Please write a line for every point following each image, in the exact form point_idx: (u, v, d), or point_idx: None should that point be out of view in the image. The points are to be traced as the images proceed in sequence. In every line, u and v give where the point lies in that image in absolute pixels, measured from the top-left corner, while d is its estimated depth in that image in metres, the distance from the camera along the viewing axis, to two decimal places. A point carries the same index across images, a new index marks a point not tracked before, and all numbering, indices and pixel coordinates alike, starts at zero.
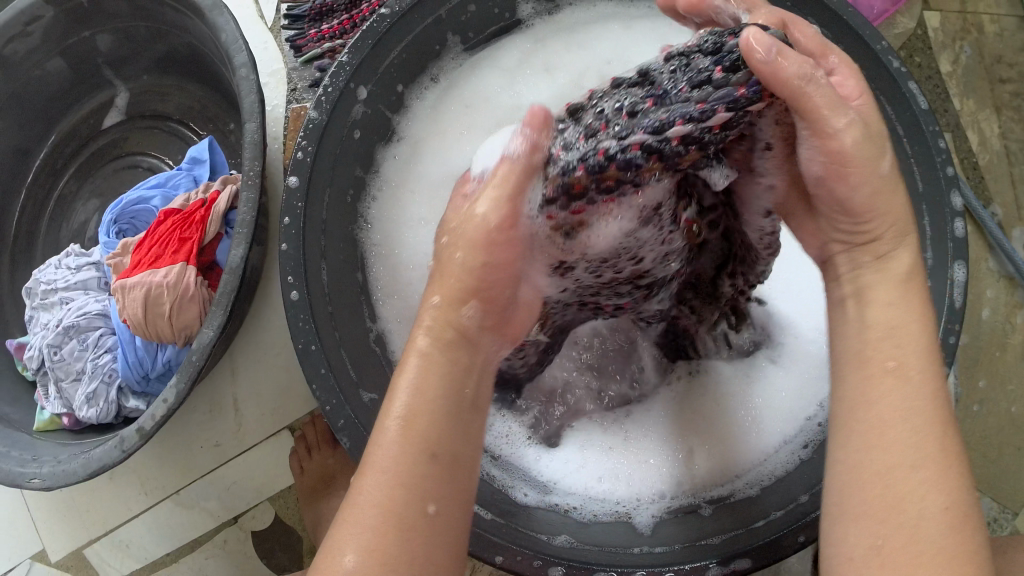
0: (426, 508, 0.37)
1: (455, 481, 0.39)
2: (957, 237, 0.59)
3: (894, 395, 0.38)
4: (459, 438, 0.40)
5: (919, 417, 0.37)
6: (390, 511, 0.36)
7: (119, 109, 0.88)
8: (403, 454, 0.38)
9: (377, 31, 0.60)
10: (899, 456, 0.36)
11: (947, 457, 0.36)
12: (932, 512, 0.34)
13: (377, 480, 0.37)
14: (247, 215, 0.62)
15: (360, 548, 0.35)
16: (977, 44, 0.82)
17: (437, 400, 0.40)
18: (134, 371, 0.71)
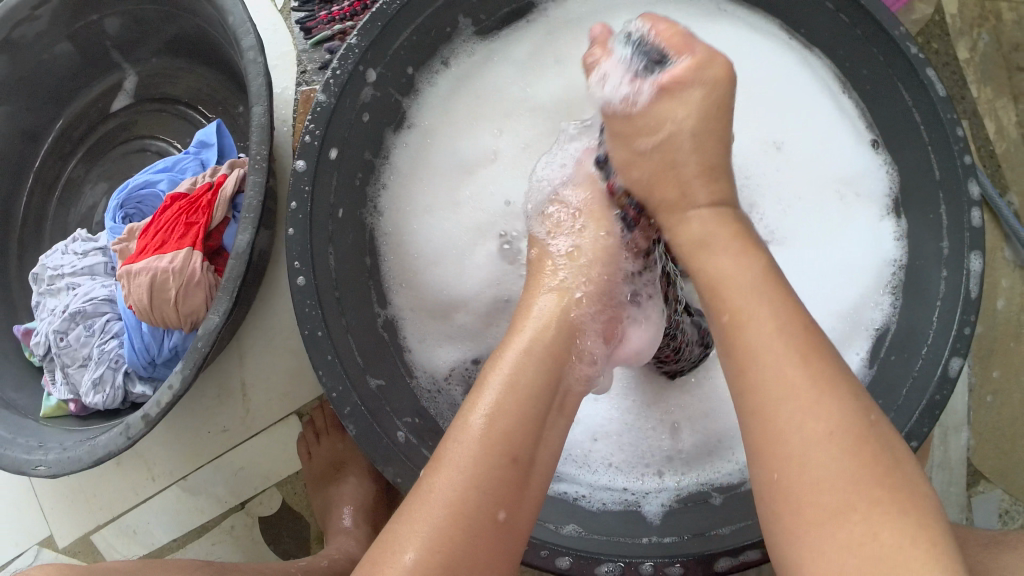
0: (495, 515, 0.40)
1: (526, 488, 0.42)
2: (975, 226, 0.58)
3: (764, 365, 0.39)
4: (535, 446, 0.43)
5: (785, 368, 0.38)
6: (458, 514, 0.40)
7: (127, 93, 0.87)
8: (477, 456, 0.41)
9: (386, 14, 0.59)
10: (782, 408, 0.38)
11: (824, 388, 0.37)
12: (828, 450, 0.36)
13: (448, 484, 0.40)
14: (254, 199, 0.61)
15: (422, 547, 0.39)
16: (996, 31, 0.80)
17: (522, 408, 0.43)
18: (140, 357, 0.71)
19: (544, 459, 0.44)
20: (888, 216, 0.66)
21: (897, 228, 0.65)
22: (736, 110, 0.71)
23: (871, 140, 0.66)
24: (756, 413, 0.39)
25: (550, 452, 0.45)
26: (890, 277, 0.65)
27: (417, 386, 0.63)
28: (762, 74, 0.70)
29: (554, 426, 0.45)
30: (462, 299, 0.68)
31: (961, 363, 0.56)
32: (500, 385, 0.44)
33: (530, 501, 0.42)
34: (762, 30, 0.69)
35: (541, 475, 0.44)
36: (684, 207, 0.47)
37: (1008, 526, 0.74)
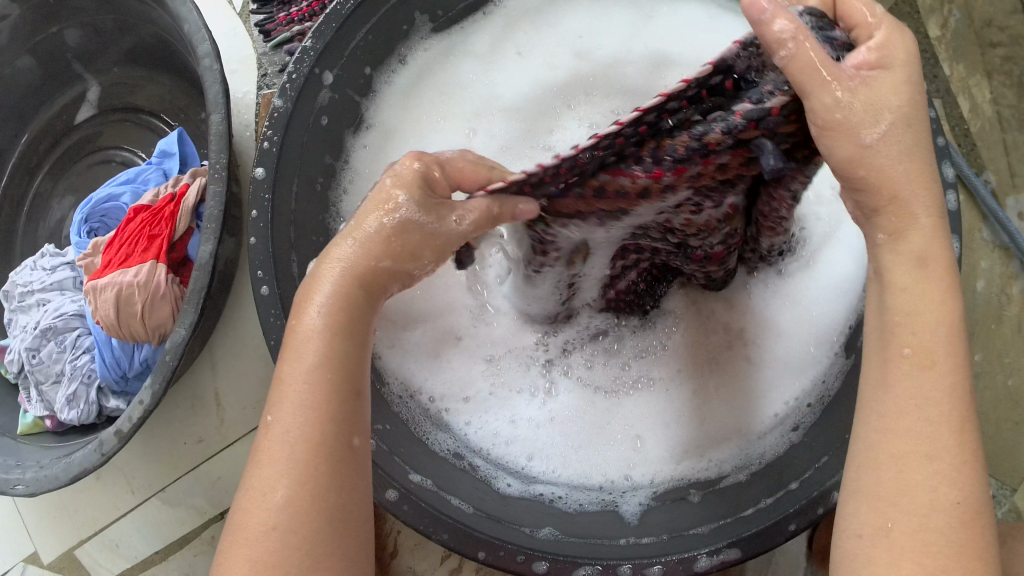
0: (349, 442, 0.40)
1: (358, 405, 0.42)
2: (951, 209, 0.57)
3: (917, 382, 0.37)
4: (364, 366, 0.43)
5: (938, 408, 0.36)
6: (313, 446, 0.39)
7: (91, 104, 0.86)
8: (312, 393, 0.40)
9: (341, 14, 0.58)
10: (916, 446, 0.36)
11: (964, 450, 0.36)
12: (944, 504, 0.35)
13: (291, 415, 0.39)
14: (215, 208, 0.60)
15: (292, 483, 0.38)
16: (967, 8, 0.79)
17: (340, 325, 0.42)
18: (111, 370, 0.70)
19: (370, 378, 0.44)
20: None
21: None
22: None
23: None
24: (885, 451, 0.37)
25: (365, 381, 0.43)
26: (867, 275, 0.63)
27: (386, 391, 0.61)
28: None
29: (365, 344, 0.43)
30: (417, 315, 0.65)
31: None
32: (309, 331, 0.41)
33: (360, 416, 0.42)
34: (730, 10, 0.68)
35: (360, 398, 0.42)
36: (909, 215, 0.39)
37: (995, 510, 0.73)
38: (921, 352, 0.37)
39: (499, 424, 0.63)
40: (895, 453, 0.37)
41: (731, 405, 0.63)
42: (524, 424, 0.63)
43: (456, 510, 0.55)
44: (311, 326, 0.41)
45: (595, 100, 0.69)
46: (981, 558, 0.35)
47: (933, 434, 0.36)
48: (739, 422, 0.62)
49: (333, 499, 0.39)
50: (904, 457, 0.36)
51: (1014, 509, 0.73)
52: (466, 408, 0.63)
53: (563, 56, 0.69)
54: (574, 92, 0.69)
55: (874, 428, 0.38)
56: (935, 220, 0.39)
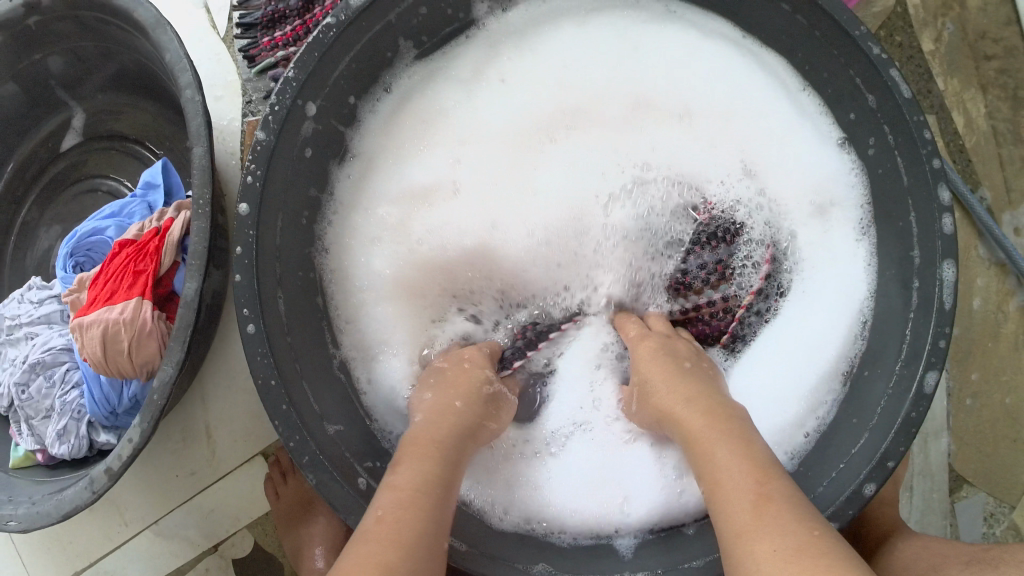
0: (440, 547, 0.41)
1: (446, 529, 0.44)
2: (947, 234, 0.56)
3: (712, 473, 0.43)
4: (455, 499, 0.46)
5: (728, 486, 0.41)
6: (414, 536, 0.40)
7: (75, 131, 0.86)
8: (421, 492, 0.43)
9: (324, 43, 0.56)
10: (732, 527, 0.40)
11: (763, 508, 0.39)
12: (763, 556, 0.37)
13: (395, 507, 0.41)
14: (199, 243, 0.59)
15: (397, 550, 0.38)
16: (960, 21, 0.78)
17: (444, 456, 0.47)
18: (100, 407, 0.70)
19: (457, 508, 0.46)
20: (864, 237, 0.64)
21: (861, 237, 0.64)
22: (697, 124, 0.68)
23: (838, 140, 0.64)
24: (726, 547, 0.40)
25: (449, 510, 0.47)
26: (861, 313, 0.63)
27: (376, 428, 0.62)
28: (718, 79, 0.67)
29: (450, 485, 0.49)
30: (399, 346, 0.66)
31: (937, 378, 0.55)
32: (415, 451, 0.47)
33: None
34: (717, 29, 0.66)
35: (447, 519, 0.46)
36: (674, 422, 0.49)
37: (993, 529, 0.73)
38: (711, 457, 0.44)
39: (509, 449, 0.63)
40: (727, 541, 0.40)
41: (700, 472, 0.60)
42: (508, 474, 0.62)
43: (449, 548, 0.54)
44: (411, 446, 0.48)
45: (576, 130, 0.68)
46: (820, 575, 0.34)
47: (737, 515, 0.40)
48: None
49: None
50: (732, 539, 0.39)
51: (1012, 528, 0.73)
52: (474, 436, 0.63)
53: (546, 78, 0.68)
54: (555, 122, 0.68)
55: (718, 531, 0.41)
56: (692, 404, 0.49)
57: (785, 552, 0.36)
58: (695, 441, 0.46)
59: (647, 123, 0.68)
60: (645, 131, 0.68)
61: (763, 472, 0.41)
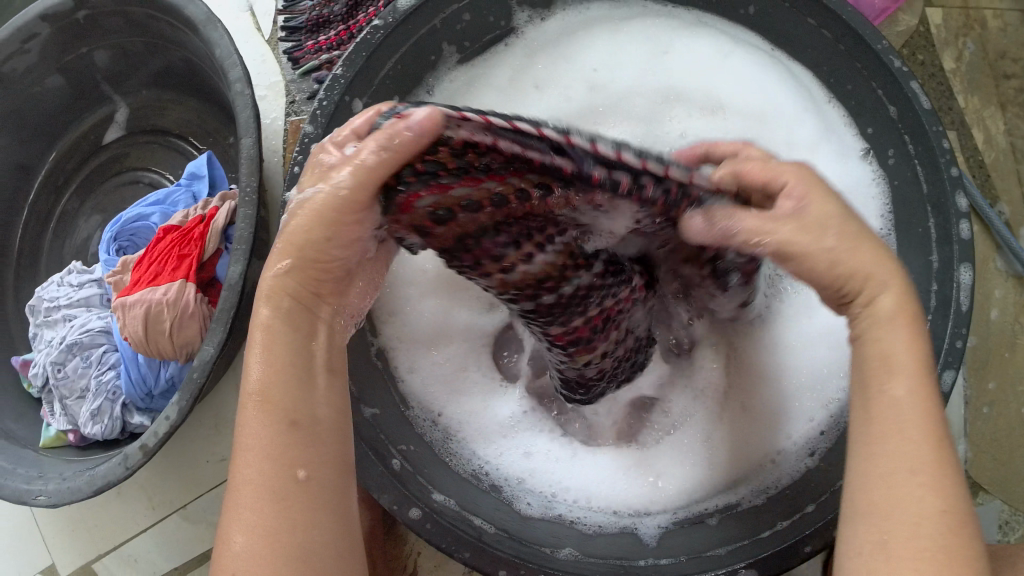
0: (294, 476, 0.40)
1: (318, 440, 0.42)
2: (963, 239, 0.57)
3: (891, 403, 0.38)
4: (306, 402, 0.42)
5: (915, 424, 0.37)
6: (267, 487, 0.40)
7: (119, 124, 0.89)
8: (262, 427, 0.41)
9: (371, 43, 0.59)
10: (897, 464, 0.37)
11: (940, 461, 0.37)
12: (927, 514, 0.36)
13: (250, 471, 0.40)
14: (244, 230, 0.61)
15: (247, 531, 0.39)
16: (980, 41, 0.81)
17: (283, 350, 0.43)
18: (137, 388, 0.71)
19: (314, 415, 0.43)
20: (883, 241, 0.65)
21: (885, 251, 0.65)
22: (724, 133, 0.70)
23: (860, 151, 0.66)
24: (869, 481, 0.38)
25: (329, 405, 0.44)
26: None
27: (411, 414, 0.63)
28: (748, 90, 0.70)
29: (328, 382, 0.44)
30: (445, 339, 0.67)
31: (954, 377, 0.54)
32: (253, 378, 0.42)
33: (339, 439, 0.44)
34: (747, 44, 0.69)
35: (328, 424, 0.43)
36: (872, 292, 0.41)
37: (1008, 538, 0.73)
38: (898, 375, 0.39)
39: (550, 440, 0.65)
40: (881, 475, 0.37)
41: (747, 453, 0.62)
42: (539, 460, 0.64)
43: (478, 530, 0.55)
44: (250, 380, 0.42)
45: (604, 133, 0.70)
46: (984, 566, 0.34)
47: (912, 453, 0.37)
48: (776, 438, 0.62)
49: (289, 537, 0.39)
50: (889, 477, 0.37)
51: None
52: (510, 433, 0.65)
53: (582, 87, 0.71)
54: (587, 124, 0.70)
55: (865, 457, 0.39)
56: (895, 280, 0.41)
57: (950, 520, 0.35)
58: (901, 347, 0.39)
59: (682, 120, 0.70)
60: (675, 135, 0.70)
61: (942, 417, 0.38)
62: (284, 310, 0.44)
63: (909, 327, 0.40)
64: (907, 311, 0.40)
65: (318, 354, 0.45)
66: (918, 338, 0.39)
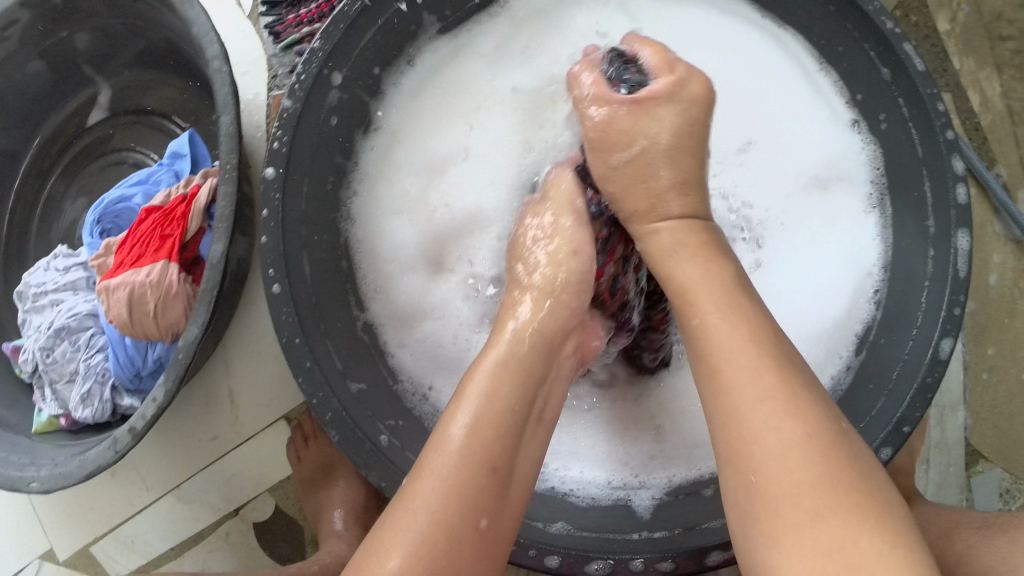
0: (474, 525, 0.39)
1: (506, 500, 0.41)
2: (960, 204, 0.56)
3: (718, 349, 0.40)
4: (512, 453, 0.43)
5: (754, 356, 0.39)
6: (443, 518, 0.39)
7: (103, 106, 0.87)
8: (460, 462, 0.40)
9: (348, 15, 0.58)
10: (741, 402, 0.38)
11: (785, 380, 0.38)
12: (791, 440, 0.36)
13: (434, 496, 0.39)
14: (226, 208, 0.60)
15: (408, 554, 0.38)
16: (976, 1, 0.79)
17: (507, 390, 0.44)
18: (125, 370, 0.71)
19: (523, 469, 0.43)
20: (873, 206, 0.63)
21: (881, 217, 0.63)
22: (711, 98, 0.69)
23: (850, 120, 0.64)
24: (723, 433, 0.38)
25: (529, 464, 0.44)
26: (873, 282, 0.62)
27: (401, 389, 0.62)
28: (731, 54, 0.68)
29: (532, 436, 0.45)
30: (433, 308, 0.66)
31: (953, 344, 0.54)
32: (476, 392, 0.44)
33: (525, 492, 0.43)
34: (731, 7, 0.68)
35: (522, 482, 0.43)
36: (654, 220, 0.49)
37: (1010, 505, 0.73)
38: (710, 318, 0.42)
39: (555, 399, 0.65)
40: (735, 415, 0.38)
41: None
42: None
43: None
44: (473, 390, 0.44)
45: None
46: (854, 479, 0.34)
47: (747, 382, 0.38)
48: None
49: None
50: (742, 414, 0.38)
51: None
52: None
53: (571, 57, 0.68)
54: None
55: (715, 407, 0.39)
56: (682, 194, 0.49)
57: (814, 440, 0.36)
58: (699, 279, 0.44)
59: None
60: None
61: (764, 333, 0.40)
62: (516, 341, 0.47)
63: (697, 257, 0.46)
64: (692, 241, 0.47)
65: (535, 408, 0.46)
66: (713, 260, 0.45)
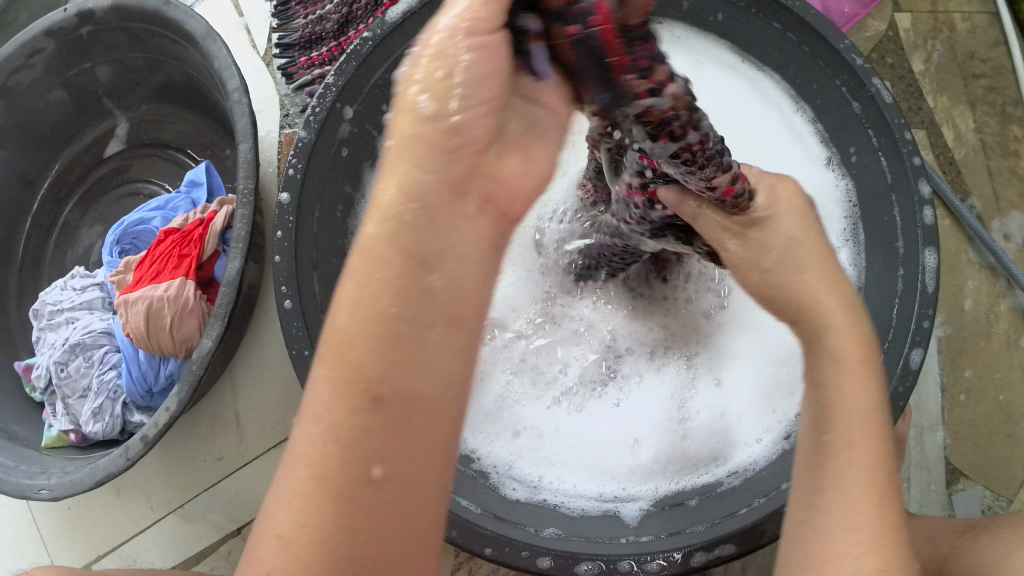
0: (366, 472, 0.32)
1: (413, 433, 0.33)
2: (926, 224, 0.59)
3: (841, 462, 0.40)
4: (412, 377, 0.33)
5: (859, 483, 0.38)
6: (331, 468, 0.32)
7: (119, 139, 0.92)
8: (336, 398, 0.32)
9: (361, 53, 0.62)
10: (838, 518, 0.38)
11: (880, 509, 0.38)
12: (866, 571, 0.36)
13: (315, 447, 0.32)
14: (242, 230, 0.63)
15: (297, 520, 0.31)
16: (949, 43, 0.84)
17: (390, 299, 0.33)
18: (137, 385, 0.73)
19: (437, 385, 0.33)
20: (847, 242, 0.67)
21: (854, 253, 0.66)
22: None
23: (825, 158, 0.68)
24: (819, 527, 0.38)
25: (440, 378, 0.33)
26: None
27: None
28: (716, 98, 0.72)
29: (443, 334, 0.34)
30: None
31: (922, 355, 0.57)
32: (357, 287, 0.33)
33: (441, 420, 0.33)
34: (710, 53, 0.72)
35: (435, 405, 0.33)
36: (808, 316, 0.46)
37: None
38: (842, 434, 0.40)
39: (544, 421, 0.66)
40: (822, 522, 0.38)
41: (732, 431, 0.64)
42: (526, 434, 0.65)
43: (465, 509, 0.56)
44: (349, 292, 0.34)
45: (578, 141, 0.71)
46: None
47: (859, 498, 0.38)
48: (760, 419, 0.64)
49: (342, 549, 0.31)
50: (831, 524, 0.38)
51: None
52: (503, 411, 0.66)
53: None
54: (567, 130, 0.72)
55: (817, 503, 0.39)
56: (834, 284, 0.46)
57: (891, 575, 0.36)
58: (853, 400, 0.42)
59: None
60: None
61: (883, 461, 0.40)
62: (392, 230, 0.34)
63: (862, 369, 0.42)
64: (852, 351, 0.43)
65: (437, 299, 0.34)
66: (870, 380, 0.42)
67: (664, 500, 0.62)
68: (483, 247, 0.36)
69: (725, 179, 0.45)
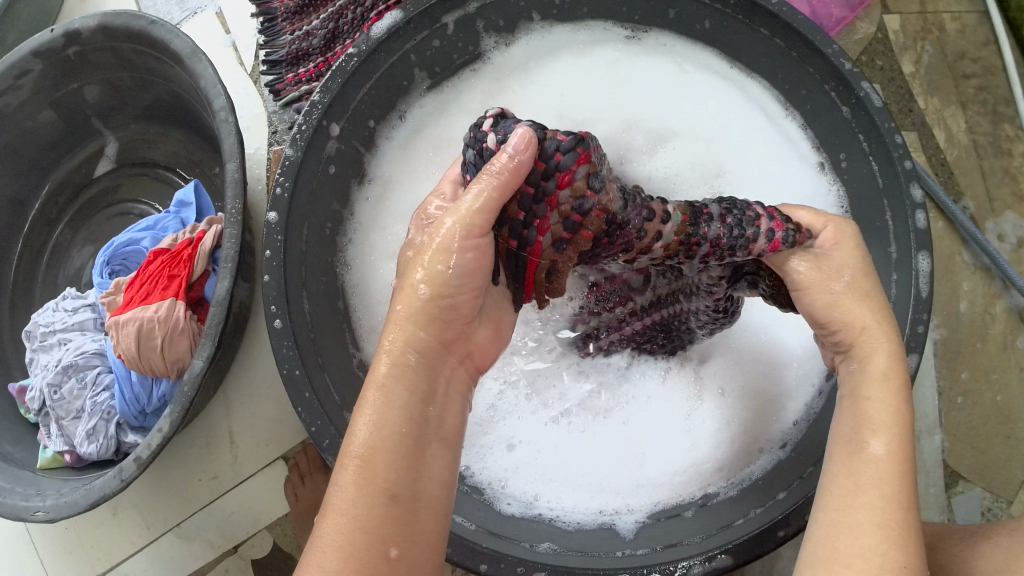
0: (386, 554, 0.38)
1: (418, 521, 0.40)
2: (920, 228, 0.59)
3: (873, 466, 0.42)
4: (413, 478, 0.40)
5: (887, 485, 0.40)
6: (359, 550, 0.37)
7: (108, 158, 0.92)
8: (360, 496, 0.38)
9: (346, 70, 0.62)
10: (868, 516, 0.39)
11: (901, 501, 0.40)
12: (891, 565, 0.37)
13: (340, 536, 0.38)
14: (231, 249, 0.63)
15: None
16: (939, 43, 0.84)
17: (396, 416, 0.41)
18: (131, 406, 0.73)
19: (431, 485, 0.41)
20: None
21: None
22: (677, 144, 0.70)
23: (817, 162, 0.68)
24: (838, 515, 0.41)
25: (438, 481, 0.41)
26: None
27: None
28: (705, 102, 0.71)
29: (440, 452, 0.42)
30: None
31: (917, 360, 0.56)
32: (369, 406, 0.41)
33: (437, 516, 0.41)
34: (697, 59, 0.71)
35: (432, 504, 0.40)
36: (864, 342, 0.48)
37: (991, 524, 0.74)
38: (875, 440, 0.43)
39: (538, 434, 0.65)
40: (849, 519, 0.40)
41: (731, 445, 0.64)
42: (520, 446, 0.64)
43: (458, 526, 0.56)
44: (365, 414, 0.41)
45: None
46: None
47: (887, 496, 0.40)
48: (759, 435, 0.64)
49: None
50: (856, 523, 0.40)
51: None
52: (494, 424, 0.64)
53: (553, 90, 0.71)
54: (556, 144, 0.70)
55: (840, 496, 0.41)
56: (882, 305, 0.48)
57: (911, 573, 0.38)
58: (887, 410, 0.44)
59: (640, 146, 0.70)
60: (638, 156, 0.70)
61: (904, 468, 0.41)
62: (399, 371, 0.42)
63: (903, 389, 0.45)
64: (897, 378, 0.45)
65: (431, 425, 0.42)
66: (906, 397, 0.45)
67: (663, 514, 0.61)
68: (462, 389, 0.46)
69: (759, 245, 0.51)
